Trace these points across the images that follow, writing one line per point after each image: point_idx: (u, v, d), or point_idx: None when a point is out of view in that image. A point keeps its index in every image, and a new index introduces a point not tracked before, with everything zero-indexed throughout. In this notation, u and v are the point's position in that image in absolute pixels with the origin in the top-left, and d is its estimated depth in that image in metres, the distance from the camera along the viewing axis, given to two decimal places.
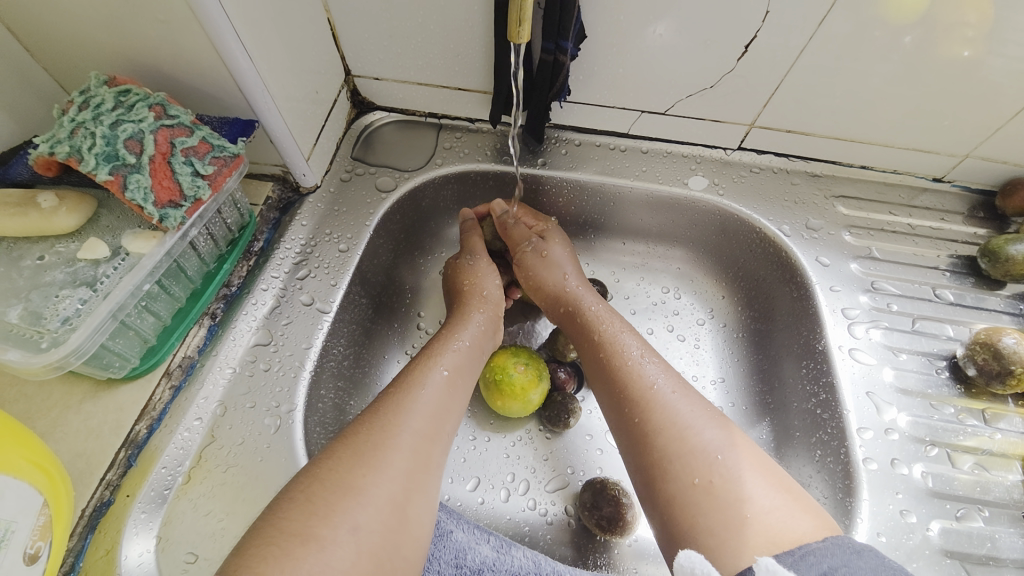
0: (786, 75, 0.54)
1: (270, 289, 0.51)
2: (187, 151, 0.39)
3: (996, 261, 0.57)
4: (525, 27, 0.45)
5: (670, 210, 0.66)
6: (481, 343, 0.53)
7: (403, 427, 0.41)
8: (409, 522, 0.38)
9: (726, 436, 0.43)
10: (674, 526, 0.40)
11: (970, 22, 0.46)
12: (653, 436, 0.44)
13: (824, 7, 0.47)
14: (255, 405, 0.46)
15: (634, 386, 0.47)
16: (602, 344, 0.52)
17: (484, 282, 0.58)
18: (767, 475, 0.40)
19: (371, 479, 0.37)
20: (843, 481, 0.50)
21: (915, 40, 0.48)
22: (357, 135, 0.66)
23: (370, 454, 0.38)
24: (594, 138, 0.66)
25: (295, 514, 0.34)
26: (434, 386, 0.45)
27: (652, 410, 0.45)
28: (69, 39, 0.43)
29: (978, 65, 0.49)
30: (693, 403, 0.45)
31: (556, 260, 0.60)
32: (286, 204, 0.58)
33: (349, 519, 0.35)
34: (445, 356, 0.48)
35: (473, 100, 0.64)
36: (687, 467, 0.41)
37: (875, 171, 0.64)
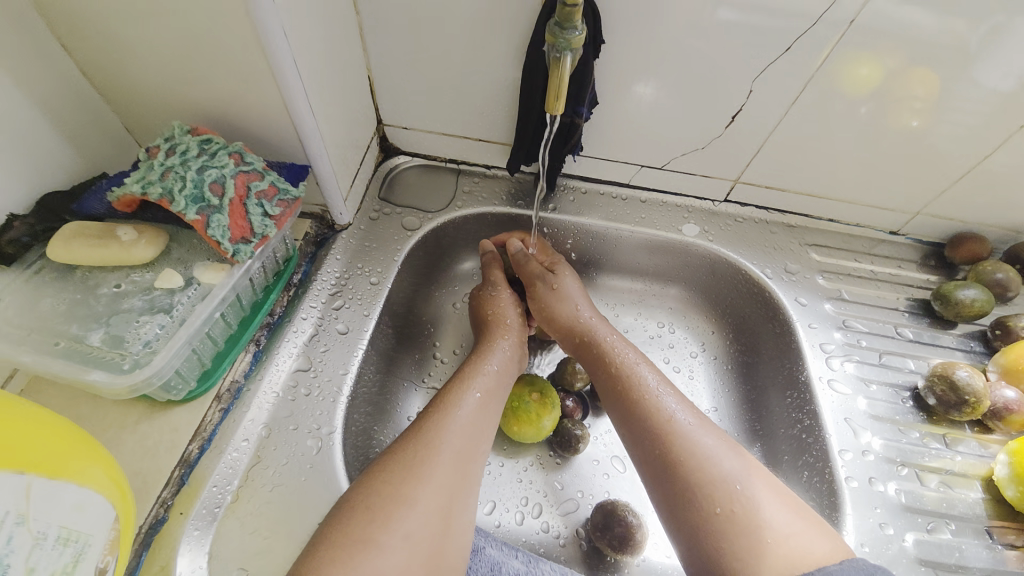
0: (766, 141, 0.63)
1: (309, 318, 0.55)
2: (260, 194, 0.44)
3: (948, 303, 0.65)
4: (560, 104, 0.48)
5: (666, 253, 0.74)
6: (508, 368, 0.57)
7: (444, 444, 0.45)
8: (451, 532, 0.41)
9: (744, 464, 0.48)
10: (702, 549, 0.45)
11: (918, 96, 0.56)
12: (677, 468, 0.48)
13: (797, 89, 0.57)
14: (297, 427, 0.49)
15: (656, 418, 0.52)
16: (623, 379, 0.56)
17: (508, 314, 0.63)
18: (781, 498, 0.46)
19: (417, 490, 0.41)
20: (828, 498, 0.55)
21: (871, 111, 0.58)
22: (383, 178, 0.72)
23: (417, 468, 0.42)
24: (598, 187, 0.74)
25: (355, 522, 0.38)
26: (468, 405, 0.49)
27: (678, 440, 0.50)
28: (150, 94, 0.48)
29: (926, 133, 0.59)
30: (715, 436, 0.50)
31: (568, 293, 0.65)
32: (321, 239, 0.62)
33: (402, 528, 0.39)
34: (478, 380, 0.52)
35: (492, 150, 0.71)
36: (711, 496, 0.46)
37: (841, 223, 0.73)
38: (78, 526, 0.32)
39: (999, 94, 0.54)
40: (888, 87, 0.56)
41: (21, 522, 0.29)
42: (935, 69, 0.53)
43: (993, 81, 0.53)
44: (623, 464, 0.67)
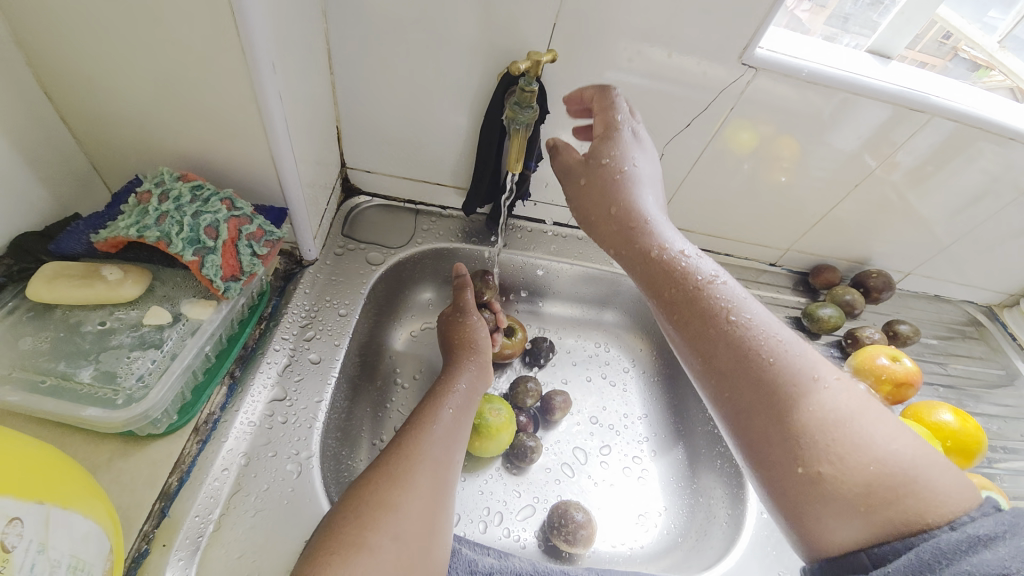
0: (676, 190, 0.79)
1: (281, 349, 0.58)
2: (249, 236, 0.48)
3: (813, 320, 0.83)
4: (518, 165, 0.60)
5: (600, 282, 0.86)
6: (475, 387, 0.64)
7: (424, 454, 0.50)
8: (434, 532, 0.46)
9: (855, 399, 0.43)
10: (799, 495, 0.41)
11: (784, 156, 0.74)
12: (786, 416, 0.43)
13: (695, 153, 0.73)
14: (276, 453, 0.51)
15: (755, 347, 0.46)
16: (712, 303, 0.49)
17: (475, 337, 0.70)
18: (905, 438, 0.41)
19: (401, 495, 0.46)
20: (736, 478, 0.68)
21: (750, 167, 0.75)
22: (344, 216, 0.77)
23: (402, 477, 0.47)
24: (541, 226, 0.85)
25: (349, 528, 0.42)
26: (442, 421, 0.55)
27: (780, 382, 0.44)
28: (130, 141, 0.51)
29: (793, 184, 0.78)
30: (825, 384, 0.44)
31: (642, 176, 0.54)
32: (289, 274, 0.66)
33: (390, 530, 0.43)
34: (449, 398, 0.59)
35: (447, 192, 0.79)
36: (816, 439, 0.41)
37: (734, 257, 0.91)
38: (85, 556, 0.34)
39: (838, 157, 0.73)
40: (762, 151, 0.73)
41: (41, 551, 0.31)
42: (794, 138, 0.71)
43: (838, 143, 0.71)
44: (571, 469, 0.75)
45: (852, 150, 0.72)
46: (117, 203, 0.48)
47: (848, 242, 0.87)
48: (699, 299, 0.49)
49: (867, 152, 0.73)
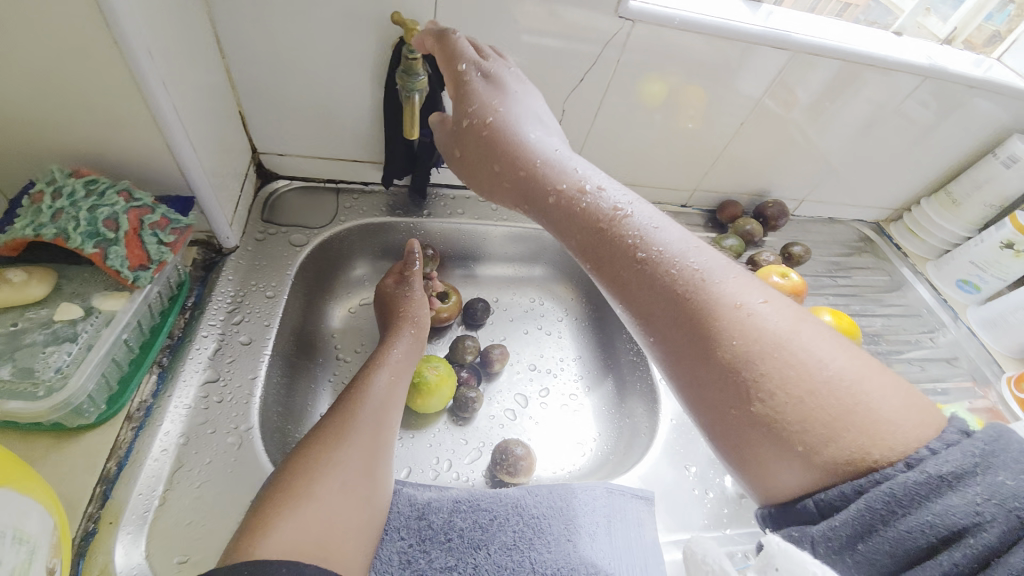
0: (583, 143, 0.85)
1: (210, 335, 0.60)
2: (153, 225, 0.49)
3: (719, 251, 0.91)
4: (415, 129, 0.61)
5: (526, 239, 0.91)
6: (413, 352, 0.68)
7: (362, 413, 0.54)
8: (375, 481, 0.51)
9: (788, 318, 0.39)
10: (749, 449, 0.37)
11: (692, 106, 0.81)
12: (709, 353, 0.39)
13: (594, 106, 0.79)
14: (215, 430, 0.54)
15: (676, 276, 0.42)
16: (625, 233, 0.45)
17: (415, 308, 0.73)
18: (847, 352, 0.37)
19: (342, 454, 0.50)
20: (652, 395, 0.76)
21: (665, 119, 0.83)
22: (264, 202, 0.78)
23: (341, 434, 0.51)
24: (463, 192, 0.89)
25: (291, 480, 0.47)
26: (380, 385, 0.59)
27: (709, 310, 0.40)
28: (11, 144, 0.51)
29: (703, 132, 0.86)
30: (749, 310, 0.39)
31: (513, 116, 0.55)
32: (210, 263, 0.67)
33: (334, 483, 0.48)
34: (386, 364, 0.63)
35: (365, 168, 0.81)
36: (755, 376, 0.37)
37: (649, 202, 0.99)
38: (28, 530, 0.37)
39: (722, 97, 0.80)
40: (670, 101, 0.80)
41: None
42: (681, 83, 0.77)
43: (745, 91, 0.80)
44: (513, 414, 0.82)
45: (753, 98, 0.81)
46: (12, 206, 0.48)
47: (745, 178, 0.96)
48: (606, 225, 0.46)
49: (768, 99, 0.82)
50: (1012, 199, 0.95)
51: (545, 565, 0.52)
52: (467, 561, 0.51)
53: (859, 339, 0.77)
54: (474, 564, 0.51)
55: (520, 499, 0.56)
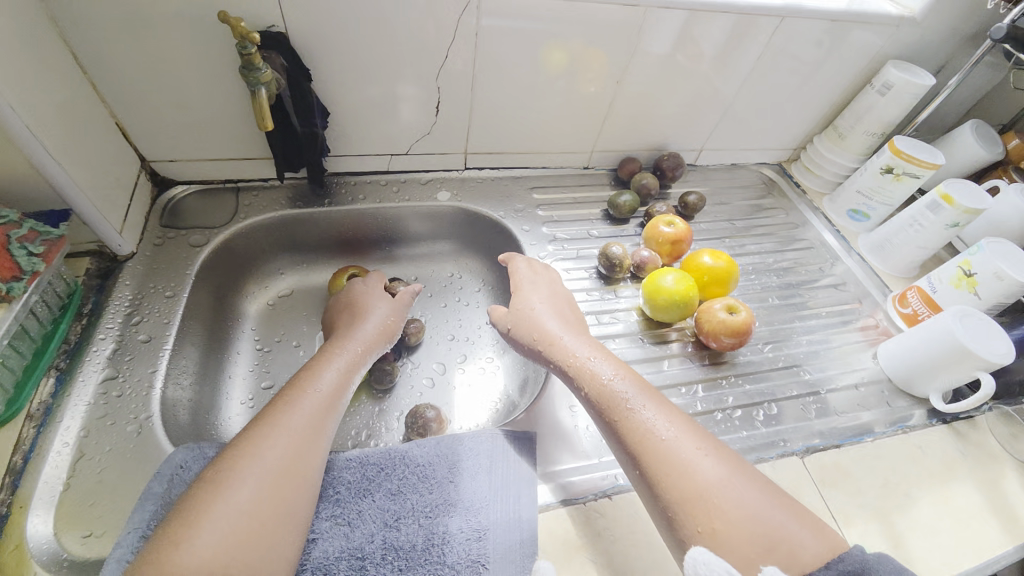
0: (470, 119, 0.88)
1: (108, 337, 0.64)
2: (21, 239, 0.55)
3: (616, 206, 0.95)
4: (270, 121, 0.62)
5: (432, 217, 0.95)
6: (358, 361, 0.64)
7: (305, 402, 0.55)
8: (304, 464, 0.51)
9: (723, 470, 0.51)
10: (683, 527, 0.49)
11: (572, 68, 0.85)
12: (660, 484, 0.51)
13: (470, 82, 0.82)
14: (115, 422, 0.58)
15: (648, 440, 0.54)
16: (603, 391, 0.60)
17: (372, 304, 0.74)
18: (773, 500, 0.50)
19: (248, 477, 0.47)
20: None
21: (553, 82, 0.86)
22: (162, 208, 0.81)
23: (281, 418, 0.53)
24: (363, 178, 0.92)
25: (230, 458, 0.49)
26: (327, 379, 0.59)
27: (649, 442, 0.54)
28: None
29: (575, 92, 0.89)
30: (701, 452, 0.52)
31: (530, 292, 0.75)
32: (106, 271, 0.71)
33: (235, 501, 0.46)
34: (336, 360, 0.62)
35: (259, 165, 0.84)
36: (687, 487, 0.50)
37: (552, 168, 1.03)
38: None
39: (592, 59, 0.84)
40: (572, 68, 0.84)
41: None
42: (549, 48, 0.80)
43: (652, 49, 0.85)
44: (432, 381, 0.87)
45: (664, 53, 0.86)
46: None
47: (637, 134, 1.01)
48: (592, 384, 0.61)
49: (678, 54, 0.87)
50: (889, 126, 1.01)
51: (426, 504, 0.56)
52: (352, 509, 0.55)
53: (737, 275, 0.82)
54: (358, 510, 0.55)
55: (407, 451, 0.60)
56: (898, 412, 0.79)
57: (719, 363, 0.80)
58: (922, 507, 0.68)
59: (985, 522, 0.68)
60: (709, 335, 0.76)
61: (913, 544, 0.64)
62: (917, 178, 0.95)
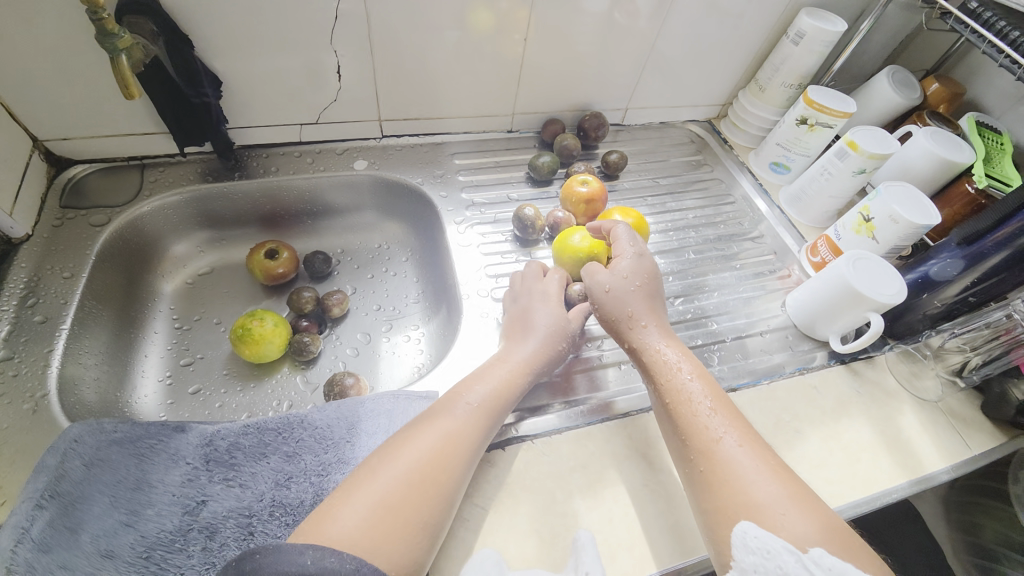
0: (377, 83, 0.86)
1: (2, 318, 0.64)
2: None
3: (536, 168, 0.95)
4: (137, 89, 0.62)
5: (350, 187, 0.94)
6: (553, 338, 0.69)
7: (439, 421, 0.56)
8: (436, 481, 0.52)
9: (781, 490, 0.53)
10: (726, 527, 0.52)
11: (475, 26, 0.83)
12: (718, 484, 0.54)
13: (369, 44, 0.80)
14: (10, 400, 0.59)
15: (700, 438, 0.58)
16: (682, 391, 0.62)
17: (537, 310, 0.71)
18: (830, 525, 0.51)
19: (393, 466, 0.51)
20: (457, 310, 0.81)
21: (452, 35, 0.83)
22: (62, 188, 0.79)
23: (419, 429, 0.55)
24: (276, 150, 0.91)
25: (368, 468, 0.51)
26: (469, 399, 0.60)
27: (713, 450, 0.56)
28: None
29: (484, 53, 0.88)
30: (757, 465, 0.55)
31: (619, 293, 0.70)
32: (0, 254, 0.70)
33: (383, 484, 0.50)
34: (472, 389, 0.61)
35: (159, 140, 0.83)
36: (740, 492, 0.53)
37: (475, 133, 1.02)
38: None
39: (497, 16, 0.83)
40: (501, 25, 0.84)
41: None
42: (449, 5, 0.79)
43: (590, 8, 0.86)
44: (356, 350, 0.88)
45: (603, 13, 0.88)
46: None
47: (557, 94, 1.00)
48: (666, 395, 0.63)
49: (616, 13, 0.89)
50: (806, 76, 1.02)
51: (319, 465, 0.58)
52: (245, 471, 0.57)
53: (646, 231, 0.84)
54: (252, 472, 0.57)
55: (307, 415, 0.62)
56: (802, 356, 0.83)
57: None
58: (811, 442, 0.72)
59: (871, 453, 0.72)
60: None
61: (799, 477, 0.68)
62: (830, 128, 0.97)
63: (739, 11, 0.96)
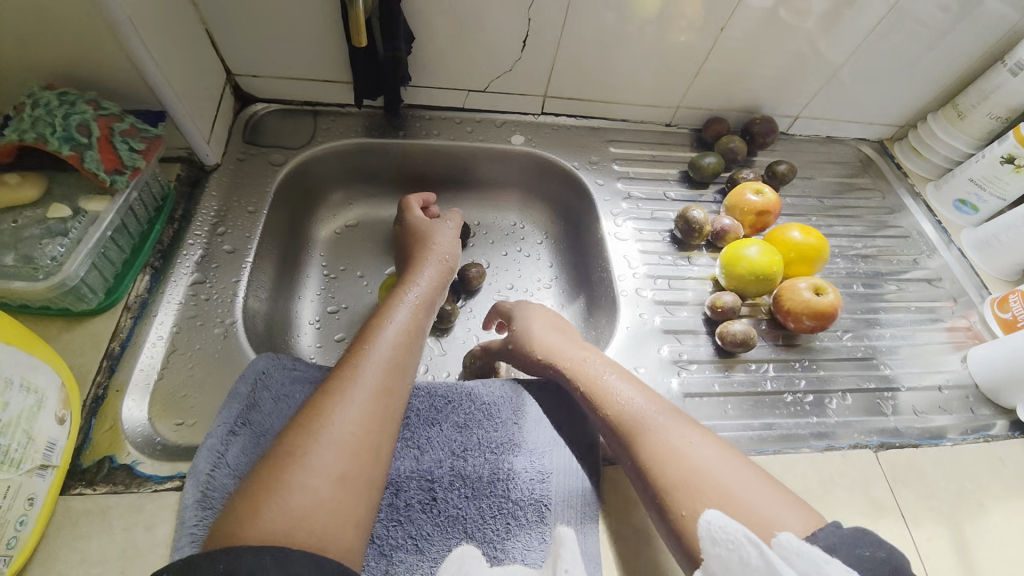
0: (555, 59, 0.83)
1: (196, 243, 0.67)
2: (123, 133, 0.54)
3: (697, 168, 0.89)
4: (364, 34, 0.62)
5: (503, 161, 0.92)
6: (429, 298, 0.68)
7: (359, 385, 0.51)
8: (369, 457, 0.47)
9: (734, 467, 0.47)
10: (685, 524, 0.45)
11: (673, 12, 0.77)
12: (665, 481, 0.48)
13: (563, 15, 0.76)
14: (204, 322, 0.61)
15: (641, 433, 0.52)
16: (601, 398, 0.56)
17: (437, 238, 0.77)
18: (778, 492, 0.45)
19: (322, 445, 0.45)
20: (611, 306, 0.77)
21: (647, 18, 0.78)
22: (244, 123, 0.81)
23: (334, 400, 0.49)
24: (439, 113, 0.90)
25: (286, 452, 0.45)
26: (384, 350, 0.55)
27: (653, 445, 0.50)
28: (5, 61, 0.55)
29: (668, 42, 0.82)
30: (689, 443, 0.49)
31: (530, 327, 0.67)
32: (194, 179, 0.72)
33: (314, 466, 0.44)
34: (377, 346, 0.55)
35: (339, 89, 0.83)
36: (691, 481, 0.46)
37: (632, 122, 0.97)
38: (35, 381, 0.44)
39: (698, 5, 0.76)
40: (664, 13, 0.77)
41: None
42: None
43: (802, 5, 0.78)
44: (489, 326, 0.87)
45: (802, 11, 0.80)
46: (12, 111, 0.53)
47: (730, 92, 0.92)
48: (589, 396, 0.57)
49: (831, 9, 0.80)
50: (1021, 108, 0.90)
51: (491, 440, 0.56)
52: (421, 434, 0.56)
53: (826, 254, 0.76)
54: (427, 438, 0.56)
55: (475, 388, 0.61)
56: (980, 420, 0.74)
57: (746, 344, 0.68)
58: (993, 518, 0.64)
59: None
60: (788, 315, 0.72)
61: (981, 553, 0.61)
62: None
63: (957, 25, 0.84)
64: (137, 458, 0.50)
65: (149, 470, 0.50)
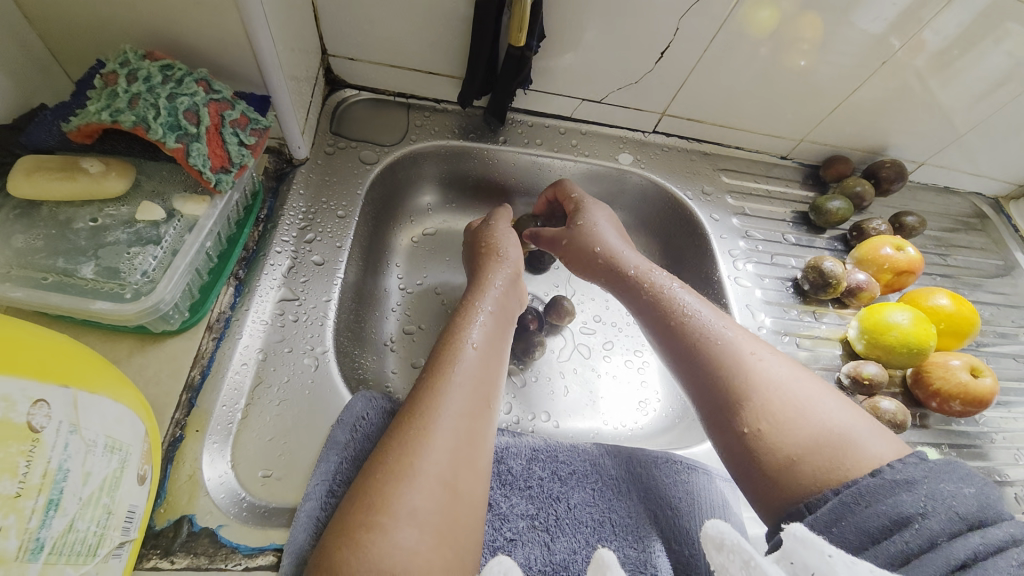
0: (688, 77, 0.73)
1: (284, 251, 0.58)
2: (233, 123, 0.46)
3: (820, 213, 0.80)
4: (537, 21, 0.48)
5: (606, 180, 0.83)
6: (503, 304, 0.58)
7: (441, 411, 0.43)
8: (460, 497, 0.40)
9: (835, 401, 0.45)
10: (762, 459, 0.44)
11: (836, 41, 0.67)
12: (752, 408, 0.46)
13: (713, 31, 0.66)
14: (292, 349, 0.52)
15: (726, 357, 0.50)
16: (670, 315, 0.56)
17: (503, 245, 0.64)
18: (875, 430, 0.43)
19: (411, 488, 0.38)
20: None
21: (802, 45, 0.68)
22: (332, 111, 0.72)
23: (411, 440, 0.40)
24: (542, 120, 0.80)
25: (359, 508, 0.37)
26: (463, 366, 0.47)
27: (741, 375, 0.48)
28: (95, 23, 0.46)
29: (818, 74, 0.72)
30: (765, 368, 0.48)
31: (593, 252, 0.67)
32: (281, 174, 0.63)
33: (405, 506, 0.37)
34: (455, 365, 0.47)
35: (442, 83, 0.73)
36: (773, 417, 0.44)
37: (745, 151, 0.87)
38: (120, 438, 0.36)
39: (863, 39, 0.67)
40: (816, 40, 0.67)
41: (74, 431, 0.32)
42: (818, 15, 0.64)
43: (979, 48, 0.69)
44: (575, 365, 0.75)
45: (977, 57, 0.70)
46: (89, 79, 0.45)
47: (869, 130, 0.82)
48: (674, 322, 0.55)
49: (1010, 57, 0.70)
50: None
51: (627, 527, 0.50)
52: (548, 513, 0.50)
53: (976, 327, 0.69)
54: (557, 518, 0.50)
55: (613, 457, 0.54)
56: None
57: (899, 427, 0.62)
58: None
59: None
60: (934, 395, 0.65)
61: None
62: None
63: None
64: (222, 521, 0.42)
65: (237, 538, 0.41)
